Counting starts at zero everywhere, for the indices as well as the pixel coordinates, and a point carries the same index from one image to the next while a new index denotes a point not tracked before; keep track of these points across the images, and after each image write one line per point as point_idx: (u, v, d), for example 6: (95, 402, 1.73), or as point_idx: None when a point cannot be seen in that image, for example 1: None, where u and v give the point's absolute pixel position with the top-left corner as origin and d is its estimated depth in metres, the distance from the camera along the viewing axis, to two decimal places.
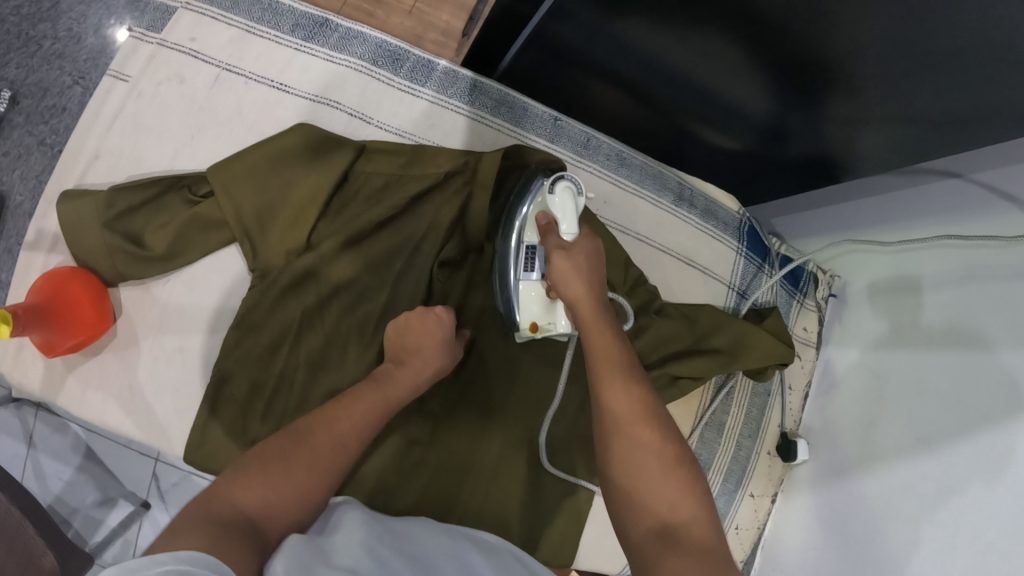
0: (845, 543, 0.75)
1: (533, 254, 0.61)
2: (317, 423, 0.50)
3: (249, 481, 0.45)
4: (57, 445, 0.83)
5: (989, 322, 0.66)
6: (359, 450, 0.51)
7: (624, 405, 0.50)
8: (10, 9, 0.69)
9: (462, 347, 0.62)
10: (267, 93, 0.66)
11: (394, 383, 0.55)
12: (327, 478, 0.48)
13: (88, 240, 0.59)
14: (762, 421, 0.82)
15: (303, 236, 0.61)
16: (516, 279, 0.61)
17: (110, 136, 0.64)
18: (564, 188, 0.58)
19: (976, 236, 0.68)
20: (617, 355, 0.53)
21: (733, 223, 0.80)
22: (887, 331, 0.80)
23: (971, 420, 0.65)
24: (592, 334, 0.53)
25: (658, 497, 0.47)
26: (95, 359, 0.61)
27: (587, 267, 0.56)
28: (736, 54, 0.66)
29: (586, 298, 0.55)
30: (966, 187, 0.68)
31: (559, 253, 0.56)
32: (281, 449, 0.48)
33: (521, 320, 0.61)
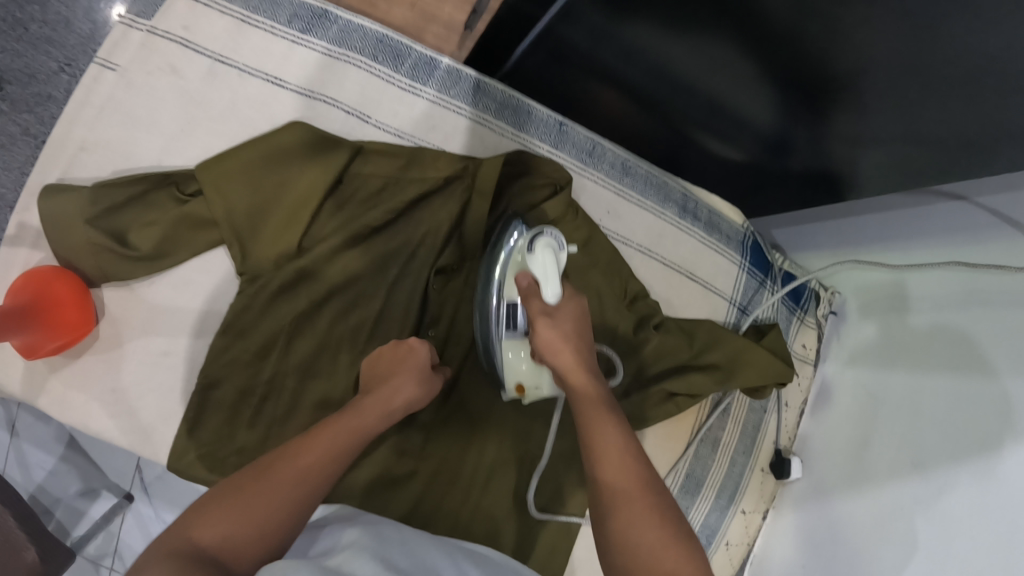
0: (834, 562, 0.74)
1: (515, 311, 0.58)
2: (281, 456, 0.48)
3: (213, 514, 0.44)
4: (40, 434, 0.81)
5: (992, 348, 0.65)
6: (328, 482, 0.49)
7: (619, 474, 0.48)
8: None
9: (440, 381, 0.58)
10: (262, 87, 0.63)
11: (359, 411, 0.53)
12: (294, 516, 0.46)
13: (70, 238, 0.56)
14: (756, 437, 0.81)
15: (295, 240, 0.59)
16: (498, 337, 0.59)
17: (97, 126, 0.60)
18: (544, 246, 0.54)
19: (977, 261, 0.68)
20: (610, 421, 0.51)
21: (736, 236, 0.78)
22: (883, 351, 0.80)
23: (967, 449, 0.65)
24: (582, 402, 0.52)
25: (660, 574, 0.44)
26: (78, 361, 0.59)
27: (574, 333, 0.55)
28: (748, 67, 0.65)
29: (575, 368, 0.53)
30: (970, 212, 0.68)
31: (544, 319, 0.55)
32: (245, 482, 0.46)
33: (507, 381, 0.60)
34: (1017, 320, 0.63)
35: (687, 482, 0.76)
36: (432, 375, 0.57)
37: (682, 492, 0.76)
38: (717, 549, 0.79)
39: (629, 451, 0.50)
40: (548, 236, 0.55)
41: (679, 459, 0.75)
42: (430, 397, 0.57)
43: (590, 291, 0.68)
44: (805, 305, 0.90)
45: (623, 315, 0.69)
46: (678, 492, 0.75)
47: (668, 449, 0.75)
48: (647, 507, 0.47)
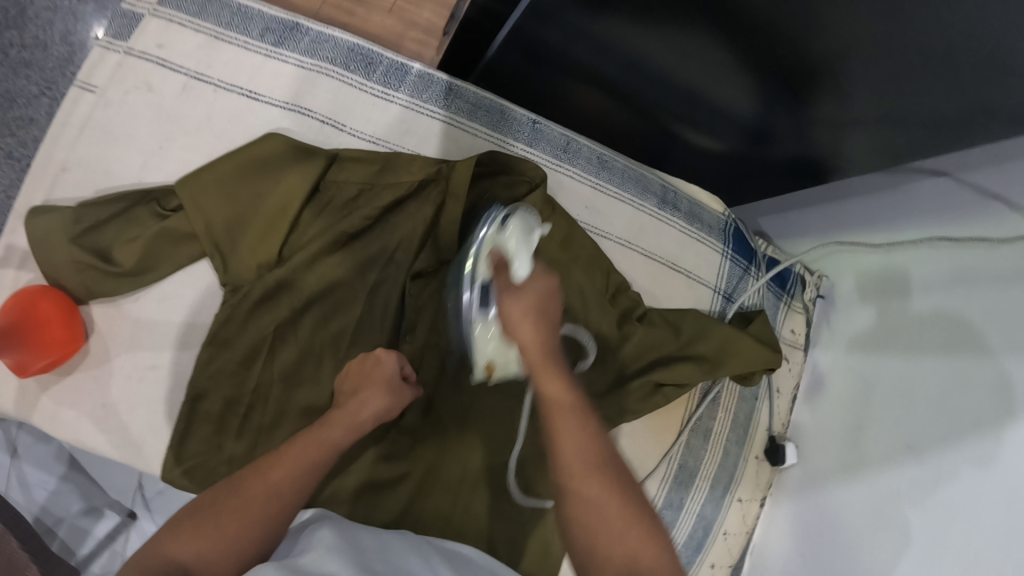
0: (835, 551, 0.74)
1: (487, 291, 0.58)
2: (252, 474, 0.50)
3: (186, 530, 0.47)
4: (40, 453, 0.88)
5: (982, 327, 0.65)
6: (298, 498, 0.50)
7: (581, 460, 0.49)
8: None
9: (411, 392, 0.59)
10: (237, 101, 0.64)
11: (327, 425, 0.53)
12: (263, 533, 0.48)
13: (54, 255, 0.57)
14: (749, 425, 0.81)
15: (274, 248, 0.60)
16: (470, 318, 0.58)
17: (77, 146, 0.61)
18: (518, 224, 0.57)
19: (962, 236, 0.68)
20: (573, 400, 0.50)
21: (718, 225, 0.78)
22: (871, 334, 0.79)
23: (960, 427, 0.65)
24: (546, 381, 0.51)
25: (620, 549, 0.47)
26: (67, 378, 0.59)
27: (538, 307, 0.53)
28: (721, 53, 0.65)
29: (535, 345, 0.52)
30: (951, 188, 0.68)
31: (508, 296, 0.54)
32: (215, 499, 0.49)
33: (477, 360, 0.58)
34: (1007, 297, 0.63)
35: (681, 474, 0.76)
36: (402, 385, 0.58)
37: (677, 483, 0.75)
38: (715, 538, 0.78)
39: (591, 434, 0.50)
40: (522, 217, 0.58)
41: (671, 448, 0.75)
42: (401, 407, 0.58)
43: (572, 289, 0.68)
44: (792, 289, 0.91)
45: (607, 311, 0.69)
46: (672, 483, 0.75)
47: (658, 441, 0.75)
48: (606, 487, 0.48)
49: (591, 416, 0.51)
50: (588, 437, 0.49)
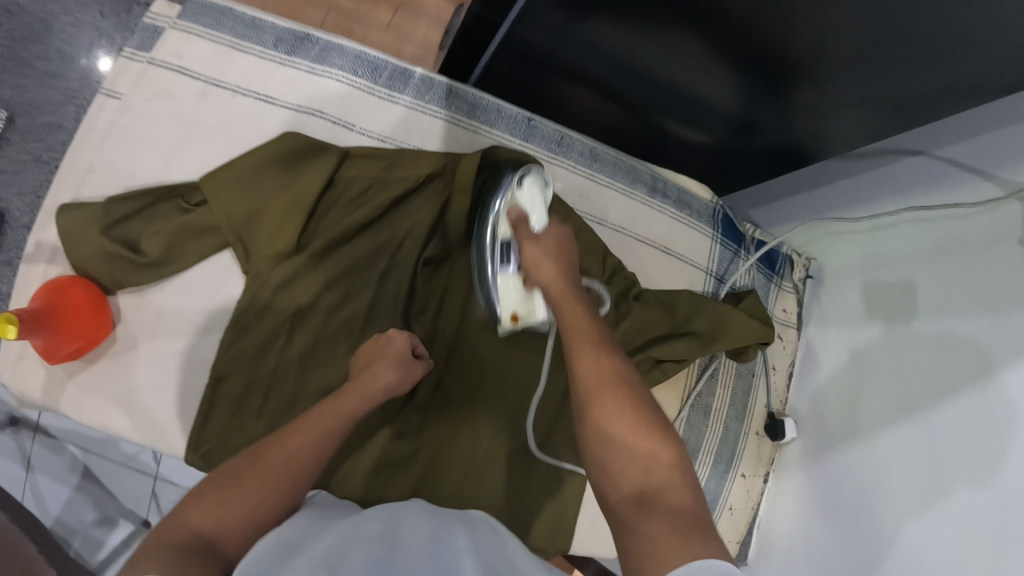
0: (837, 516, 0.77)
1: (508, 248, 0.62)
2: (270, 444, 0.51)
3: (209, 498, 0.46)
4: (52, 464, 0.98)
5: (965, 295, 0.68)
6: (318, 469, 0.52)
7: (597, 379, 0.50)
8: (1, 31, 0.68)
9: (421, 369, 0.62)
10: (254, 105, 0.68)
11: (342, 396, 0.56)
12: (285, 498, 0.49)
13: (83, 246, 0.60)
14: (747, 402, 0.83)
15: (290, 238, 0.63)
16: (494, 274, 0.63)
17: (102, 150, 0.65)
18: (532, 182, 0.63)
19: (934, 202, 0.73)
20: (591, 328, 0.53)
21: (707, 211, 0.82)
22: (861, 310, 0.82)
23: (948, 389, 0.68)
24: (566, 312, 0.54)
25: (634, 470, 0.47)
26: (94, 365, 0.62)
27: (555, 250, 0.58)
28: (698, 47, 0.70)
29: (556, 279, 0.56)
30: (927, 164, 0.73)
31: (530, 242, 0.59)
32: (235, 470, 0.49)
33: (503, 311, 0.62)
34: (983, 262, 0.67)
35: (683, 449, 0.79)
36: (411, 363, 0.61)
37: None
38: (721, 513, 0.81)
39: (608, 356, 0.51)
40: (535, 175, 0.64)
41: (672, 423, 0.78)
42: (411, 385, 0.61)
43: None
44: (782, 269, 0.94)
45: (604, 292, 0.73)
46: None
47: None
48: (623, 405, 0.49)
49: (609, 344, 0.52)
50: (605, 357, 0.51)
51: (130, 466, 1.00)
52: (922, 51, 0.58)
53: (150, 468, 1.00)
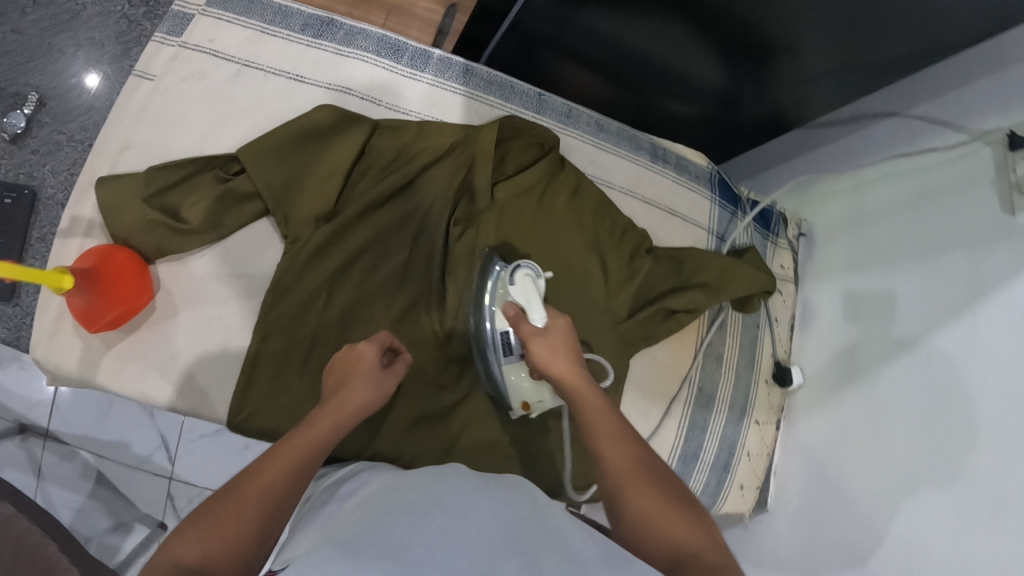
0: (848, 450, 0.82)
1: (508, 338, 0.64)
2: (244, 476, 0.47)
3: (188, 535, 0.43)
4: (64, 471, 1.00)
5: (942, 232, 0.76)
6: (298, 494, 0.47)
7: (622, 463, 0.49)
8: (29, 20, 0.70)
9: (398, 376, 0.59)
10: (285, 84, 0.72)
11: (310, 423, 0.51)
12: (266, 531, 0.45)
13: (126, 215, 0.62)
14: (756, 351, 0.90)
15: (327, 201, 0.66)
16: (498, 366, 0.64)
17: (137, 127, 0.67)
18: (523, 275, 0.63)
19: (914, 149, 0.81)
20: (608, 416, 0.52)
21: (705, 175, 0.88)
22: (851, 260, 0.90)
23: (931, 321, 0.74)
24: (582, 400, 0.53)
25: (667, 549, 0.45)
26: (134, 334, 0.63)
27: (562, 342, 0.58)
28: (683, 29, 0.77)
29: (568, 372, 0.55)
30: (905, 122, 0.82)
31: (537, 338, 0.58)
32: (211, 509, 0.45)
33: (513, 400, 0.66)
34: (956, 202, 0.75)
35: (701, 397, 0.84)
36: (387, 375, 0.58)
37: (698, 406, 0.83)
38: (739, 459, 0.86)
39: (628, 440, 0.51)
40: (526, 268, 0.64)
41: (690, 370, 0.83)
42: (392, 392, 0.58)
43: (586, 230, 0.77)
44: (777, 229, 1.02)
45: (617, 247, 0.78)
46: (694, 407, 0.83)
47: (677, 366, 0.83)
48: (648, 486, 0.48)
49: (626, 428, 0.52)
50: (626, 441, 0.50)
51: (143, 469, 1.01)
52: (895, 19, 0.65)
53: (164, 470, 1.01)
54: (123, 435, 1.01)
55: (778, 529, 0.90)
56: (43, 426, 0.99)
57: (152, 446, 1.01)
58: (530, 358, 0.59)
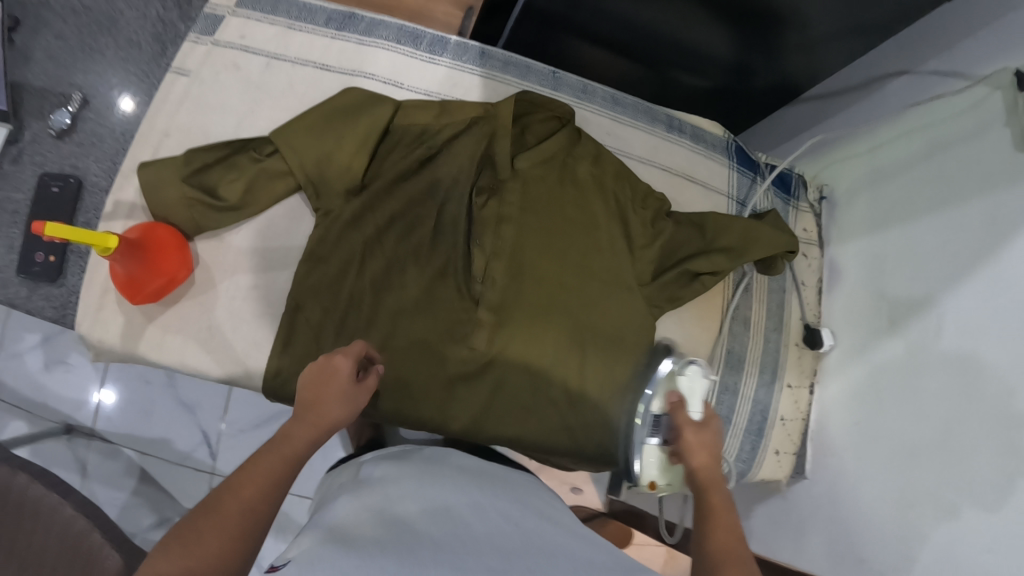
0: (880, 404, 0.81)
1: (656, 422, 0.69)
2: (225, 493, 0.51)
3: (172, 550, 0.47)
4: (108, 469, 1.06)
5: (961, 179, 0.75)
6: (274, 506, 0.52)
7: (727, 561, 0.53)
8: (70, 26, 0.74)
9: (370, 389, 0.62)
10: (312, 72, 0.75)
11: (290, 441, 0.56)
12: (243, 543, 0.49)
13: (167, 195, 0.66)
14: (784, 315, 0.92)
15: (357, 175, 0.69)
16: (640, 440, 0.70)
17: (177, 117, 0.71)
18: (694, 371, 0.69)
19: (928, 100, 0.81)
20: (731, 525, 0.57)
21: (721, 144, 0.91)
22: (873, 218, 0.90)
23: (957, 267, 0.74)
24: (710, 496, 0.59)
25: None
26: (174, 306, 0.66)
27: (712, 443, 0.64)
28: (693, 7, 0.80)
29: (708, 470, 0.61)
30: (916, 79, 0.84)
31: (690, 428, 0.64)
32: (194, 524, 0.49)
33: (642, 478, 0.71)
34: (969, 155, 0.75)
35: (730, 359, 0.88)
36: (358, 392, 0.61)
37: (728, 368, 0.87)
38: (773, 425, 0.89)
39: (741, 547, 0.54)
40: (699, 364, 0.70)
41: (717, 338, 0.87)
42: (359, 410, 0.62)
43: (610, 197, 0.79)
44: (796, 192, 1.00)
45: (640, 212, 0.79)
46: (724, 369, 0.87)
47: (705, 326, 0.86)
48: None
49: (743, 544, 0.55)
50: (739, 547, 0.54)
51: (184, 464, 1.07)
52: None
53: (205, 465, 1.07)
54: (165, 432, 1.07)
55: (816, 496, 0.89)
56: (88, 425, 1.06)
57: (194, 442, 1.08)
58: (677, 443, 0.65)
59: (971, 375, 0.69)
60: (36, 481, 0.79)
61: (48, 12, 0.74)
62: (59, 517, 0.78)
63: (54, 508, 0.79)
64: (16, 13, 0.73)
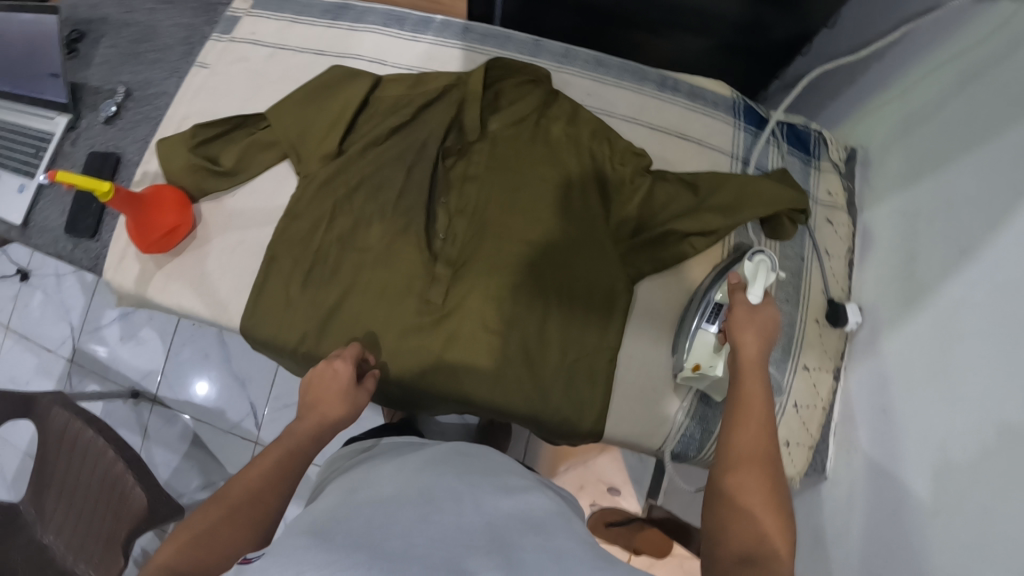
0: (914, 387, 0.68)
1: (719, 309, 0.71)
2: (234, 483, 0.53)
3: (183, 542, 0.50)
4: (166, 432, 1.20)
5: (993, 111, 0.62)
6: (281, 498, 0.54)
7: (749, 447, 0.53)
8: (122, 38, 0.95)
9: (367, 396, 0.63)
10: (308, 58, 0.83)
11: (292, 435, 0.57)
12: (253, 529, 0.51)
13: (174, 163, 0.75)
14: (801, 285, 0.83)
15: (335, 140, 0.75)
16: (698, 324, 0.72)
17: (194, 103, 0.82)
18: (762, 259, 0.69)
19: (967, 32, 0.66)
20: (764, 408, 0.56)
21: (724, 102, 0.86)
22: (907, 171, 0.76)
23: (993, 216, 0.60)
24: (745, 379, 0.58)
25: (745, 531, 0.48)
26: (178, 259, 0.78)
27: (763, 326, 0.62)
28: None
29: (752, 347, 0.61)
30: (954, 12, 0.67)
31: (743, 307, 0.64)
32: (204, 515, 0.51)
33: (688, 358, 0.72)
34: (1007, 79, 0.61)
35: None
36: (357, 394, 0.62)
37: None
38: (784, 411, 0.80)
39: (768, 435, 0.54)
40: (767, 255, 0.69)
41: None
42: (361, 411, 0.63)
43: (583, 152, 0.75)
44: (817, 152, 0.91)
45: (621, 169, 0.74)
46: None
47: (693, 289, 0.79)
48: (760, 476, 0.51)
49: (773, 435, 0.54)
50: (765, 434, 0.54)
51: (234, 433, 1.17)
52: None
53: (251, 434, 1.16)
54: (219, 403, 1.19)
55: (840, 497, 0.77)
56: (152, 392, 1.21)
57: (242, 413, 1.18)
58: (727, 322, 0.65)
59: (1020, 339, 0.54)
60: (87, 426, 0.92)
61: (106, 28, 0.96)
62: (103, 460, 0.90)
63: (99, 452, 0.90)
64: (83, 30, 0.97)
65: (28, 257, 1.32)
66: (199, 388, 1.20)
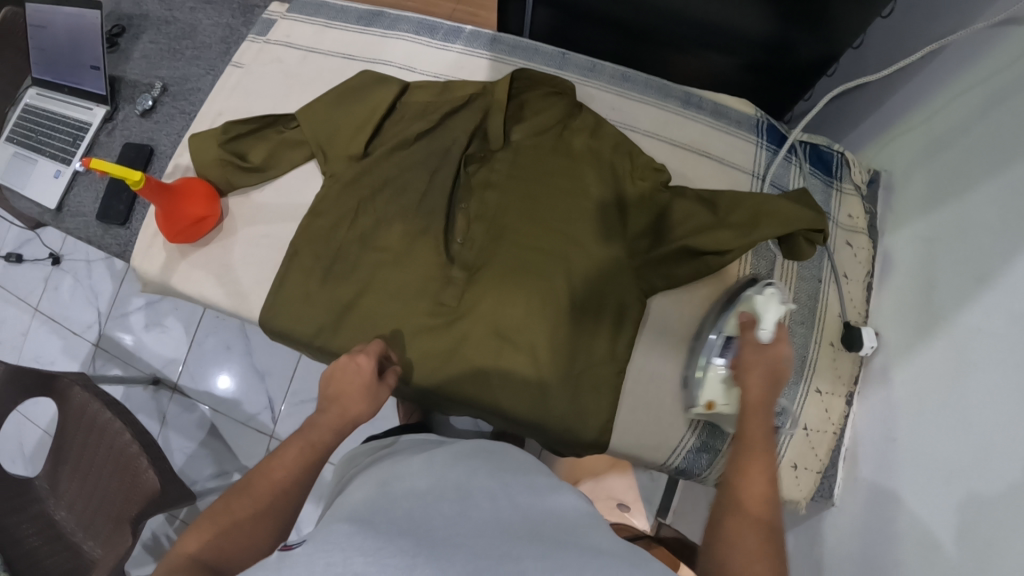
0: (926, 415, 0.66)
1: (729, 344, 0.71)
2: (257, 475, 0.53)
3: (204, 533, 0.50)
4: (181, 420, 1.23)
5: (1016, 136, 0.61)
6: (303, 492, 0.54)
7: (747, 499, 0.49)
8: (161, 35, 0.99)
9: (390, 390, 0.63)
10: (340, 62, 0.86)
11: (316, 428, 0.57)
12: (275, 521, 0.52)
13: (206, 158, 0.78)
14: (817, 307, 0.83)
15: (362, 141, 0.76)
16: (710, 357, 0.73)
17: (228, 100, 0.85)
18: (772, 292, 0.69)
19: (996, 57, 0.66)
20: (764, 457, 0.52)
21: (748, 121, 0.86)
22: (930, 194, 0.75)
23: (1013, 242, 0.59)
24: (748, 425, 0.55)
25: None
26: (204, 249, 0.80)
27: (773, 366, 0.58)
28: None
29: (758, 389, 0.57)
30: (984, 38, 0.67)
31: (750, 347, 0.60)
32: (226, 506, 0.52)
33: (701, 395, 0.72)
34: None
35: None
36: (380, 388, 0.61)
37: None
38: (793, 433, 0.79)
39: (767, 487, 0.50)
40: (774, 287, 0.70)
41: None
42: (382, 406, 0.62)
43: (604, 164, 0.75)
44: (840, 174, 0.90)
45: (642, 181, 0.74)
46: None
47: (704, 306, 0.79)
48: (753, 534, 0.46)
49: (773, 487, 0.50)
50: (761, 486, 0.50)
51: (249, 425, 1.20)
52: None
53: (266, 427, 1.19)
54: (235, 394, 1.21)
55: (843, 523, 0.76)
56: (169, 379, 1.24)
57: (260, 406, 1.20)
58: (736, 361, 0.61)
59: None
60: (106, 409, 0.94)
61: (147, 24, 1.01)
62: (119, 442, 0.92)
63: (116, 433, 0.92)
64: (125, 25, 1.01)
65: (60, 242, 1.37)
66: (214, 377, 1.23)
